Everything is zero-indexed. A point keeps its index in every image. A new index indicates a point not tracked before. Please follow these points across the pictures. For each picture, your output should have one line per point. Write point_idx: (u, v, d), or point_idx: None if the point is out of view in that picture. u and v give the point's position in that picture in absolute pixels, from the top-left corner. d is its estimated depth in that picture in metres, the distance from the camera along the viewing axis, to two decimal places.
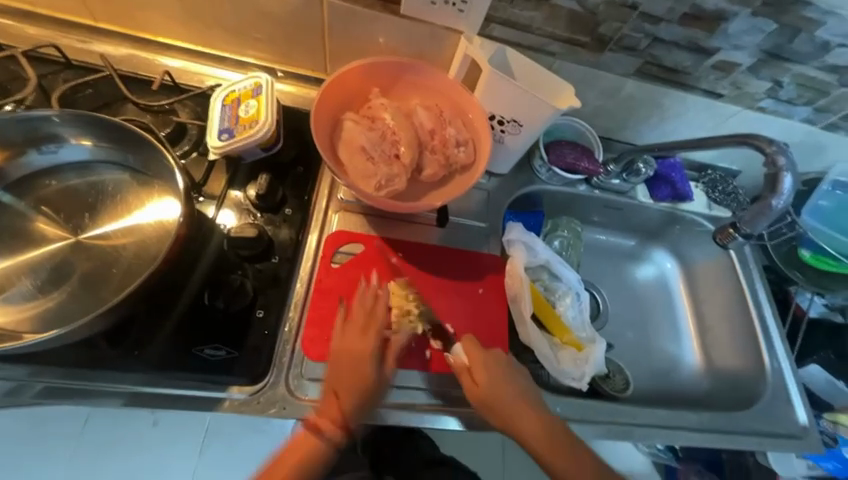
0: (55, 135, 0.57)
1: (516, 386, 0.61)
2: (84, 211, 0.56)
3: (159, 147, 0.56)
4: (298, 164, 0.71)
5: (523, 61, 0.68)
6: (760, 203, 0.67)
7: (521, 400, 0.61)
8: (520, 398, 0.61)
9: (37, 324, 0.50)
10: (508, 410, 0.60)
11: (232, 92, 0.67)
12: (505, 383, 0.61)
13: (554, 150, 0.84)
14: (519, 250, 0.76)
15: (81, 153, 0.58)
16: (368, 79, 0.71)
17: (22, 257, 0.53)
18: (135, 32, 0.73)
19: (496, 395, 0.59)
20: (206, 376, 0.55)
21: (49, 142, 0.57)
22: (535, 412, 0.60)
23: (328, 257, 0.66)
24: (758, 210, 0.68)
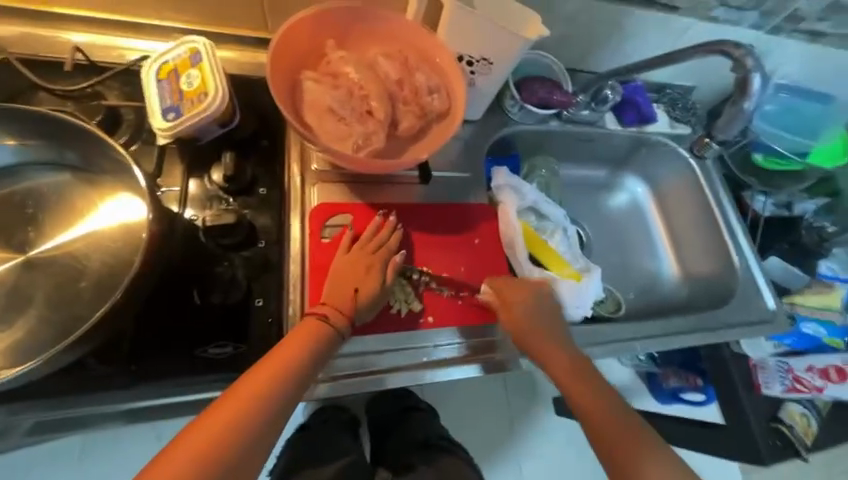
0: None
1: (549, 316, 0.66)
2: (25, 224, 0.48)
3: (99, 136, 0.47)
4: (261, 138, 0.64)
5: None
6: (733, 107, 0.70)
7: (549, 329, 0.65)
8: (545, 329, 0.64)
9: (1, 357, 0.43)
10: (537, 335, 0.63)
11: (165, 64, 0.58)
12: (537, 306, 0.66)
13: (524, 87, 0.81)
14: (508, 194, 0.78)
15: (8, 155, 0.49)
16: (321, 31, 0.64)
17: None
18: (23, 4, 0.60)
19: (532, 316, 0.64)
20: (219, 378, 0.51)
21: None
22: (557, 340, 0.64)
23: (317, 232, 0.61)
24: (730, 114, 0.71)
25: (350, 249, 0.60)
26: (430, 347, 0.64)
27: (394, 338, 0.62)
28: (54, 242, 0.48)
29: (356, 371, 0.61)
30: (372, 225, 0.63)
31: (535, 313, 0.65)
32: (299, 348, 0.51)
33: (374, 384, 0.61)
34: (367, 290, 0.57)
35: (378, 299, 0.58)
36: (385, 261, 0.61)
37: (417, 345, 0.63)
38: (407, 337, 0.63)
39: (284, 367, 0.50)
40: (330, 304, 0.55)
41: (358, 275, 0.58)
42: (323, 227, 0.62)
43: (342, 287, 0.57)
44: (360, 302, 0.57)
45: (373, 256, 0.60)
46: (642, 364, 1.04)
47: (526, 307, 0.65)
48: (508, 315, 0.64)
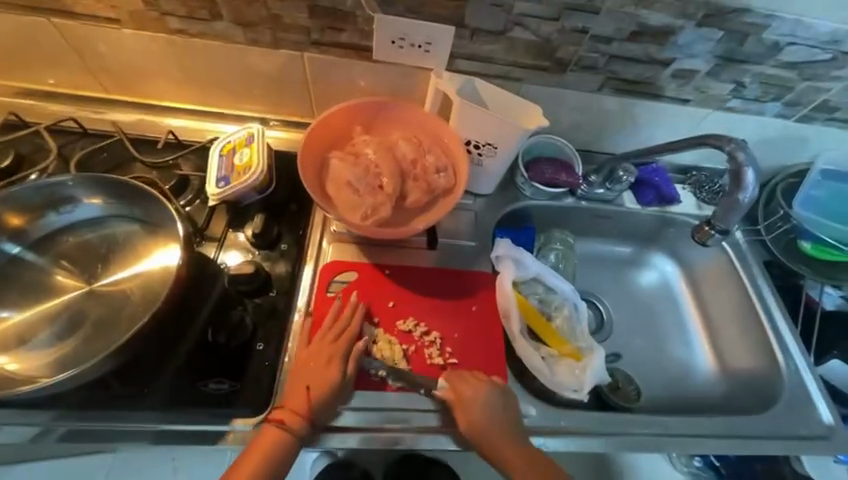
0: (70, 197, 0.63)
1: (511, 403, 0.64)
2: (97, 262, 0.62)
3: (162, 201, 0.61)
4: (292, 202, 0.76)
5: (491, 88, 0.73)
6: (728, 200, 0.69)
7: (505, 431, 0.61)
8: (505, 429, 0.61)
9: (51, 368, 0.54)
10: (493, 442, 0.60)
11: (228, 143, 0.74)
12: (491, 406, 0.62)
13: (533, 168, 0.87)
14: (508, 266, 0.79)
15: (93, 210, 0.64)
16: (351, 119, 0.77)
17: (42, 307, 0.58)
18: (142, 99, 0.81)
19: (491, 408, 0.62)
20: (213, 410, 0.58)
21: (66, 204, 0.64)
22: (518, 442, 0.61)
23: (324, 287, 0.69)
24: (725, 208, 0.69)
25: (312, 340, 0.64)
26: (421, 411, 0.64)
27: (383, 396, 0.64)
28: (115, 277, 0.60)
29: (363, 425, 0.62)
30: (333, 309, 0.67)
31: (491, 411, 0.61)
32: (258, 459, 0.54)
33: (374, 442, 0.61)
34: (326, 386, 0.59)
35: (339, 391, 0.60)
36: (346, 350, 0.63)
37: (404, 409, 0.63)
38: (393, 398, 0.64)
39: (244, 477, 0.54)
40: (288, 410, 0.57)
41: (317, 370, 0.60)
42: (331, 282, 0.71)
43: (298, 386, 0.59)
44: (315, 398, 0.58)
45: (334, 347, 0.62)
46: (700, 472, 0.89)
47: (480, 400, 0.62)
48: (464, 413, 0.61)
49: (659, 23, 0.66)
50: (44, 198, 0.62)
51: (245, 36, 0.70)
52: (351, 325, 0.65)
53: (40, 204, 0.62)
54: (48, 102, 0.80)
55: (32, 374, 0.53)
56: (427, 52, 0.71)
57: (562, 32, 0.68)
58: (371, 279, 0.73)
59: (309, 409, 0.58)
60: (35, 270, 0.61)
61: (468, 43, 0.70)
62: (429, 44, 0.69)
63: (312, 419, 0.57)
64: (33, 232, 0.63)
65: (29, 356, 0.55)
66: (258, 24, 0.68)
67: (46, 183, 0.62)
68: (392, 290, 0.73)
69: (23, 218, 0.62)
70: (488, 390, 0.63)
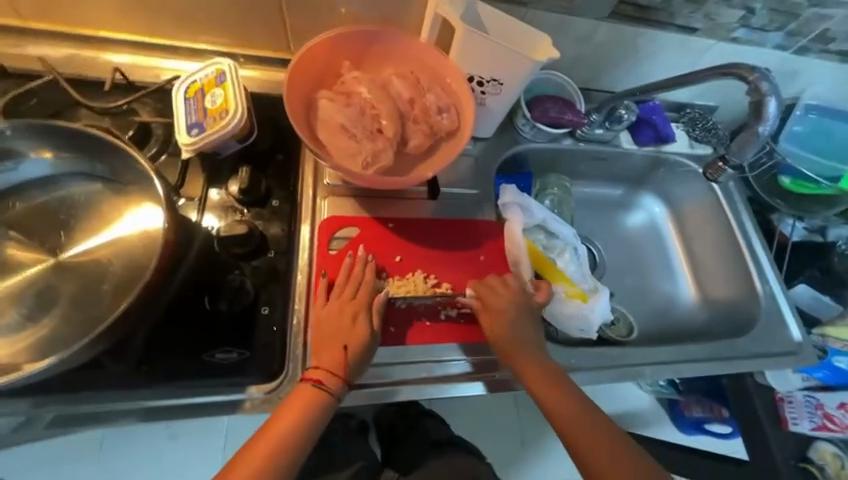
0: (11, 151, 0.52)
1: (529, 334, 0.65)
2: (58, 229, 0.53)
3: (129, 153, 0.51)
4: (277, 152, 0.68)
5: (496, 13, 0.65)
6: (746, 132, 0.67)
7: (531, 342, 0.64)
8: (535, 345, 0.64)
9: (26, 352, 0.47)
10: (521, 356, 0.63)
11: (193, 83, 0.62)
12: (519, 322, 0.65)
13: (535, 106, 0.82)
14: (515, 213, 0.77)
15: (41, 168, 0.54)
16: (337, 51, 0.67)
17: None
18: (71, 28, 0.66)
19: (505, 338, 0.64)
20: (223, 381, 0.54)
21: (5, 158, 0.53)
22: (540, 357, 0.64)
23: (325, 244, 0.65)
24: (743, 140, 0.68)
25: (331, 297, 0.60)
26: (435, 362, 0.64)
27: (396, 351, 0.63)
28: (84, 246, 0.52)
29: (375, 379, 0.62)
30: (345, 265, 0.63)
31: (519, 328, 0.64)
32: (300, 416, 0.53)
33: (385, 396, 0.61)
34: (356, 343, 0.57)
35: (369, 346, 0.58)
36: (368, 304, 0.60)
37: (420, 359, 0.64)
38: (410, 351, 0.64)
39: (287, 421, 0.53)
40: (323, 369, 0.55)
41: (344, 329, 0.57)
42: (331, 240, 0.66)
43: (329, 347, 0.57)
44: (350, 356, 0.56)
45: (356, 303, 0.59)
46: (663, 389, 0.97)
47: (507, 317, 0.64)
48: (492, 321, 0.64)
49: None
50: None
51: None
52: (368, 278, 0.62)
53: None
54: None
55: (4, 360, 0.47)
56: None
57: None
58: (376, 231, 0.69)
59: (345, 366, 0.56)
60: None
61: None
62: None
63: (348, 377, 0.56)
64: None
65: None
66: None
67: None
68: (397, 244, 0.69)
69: None
70: (515, 304, 0.66)
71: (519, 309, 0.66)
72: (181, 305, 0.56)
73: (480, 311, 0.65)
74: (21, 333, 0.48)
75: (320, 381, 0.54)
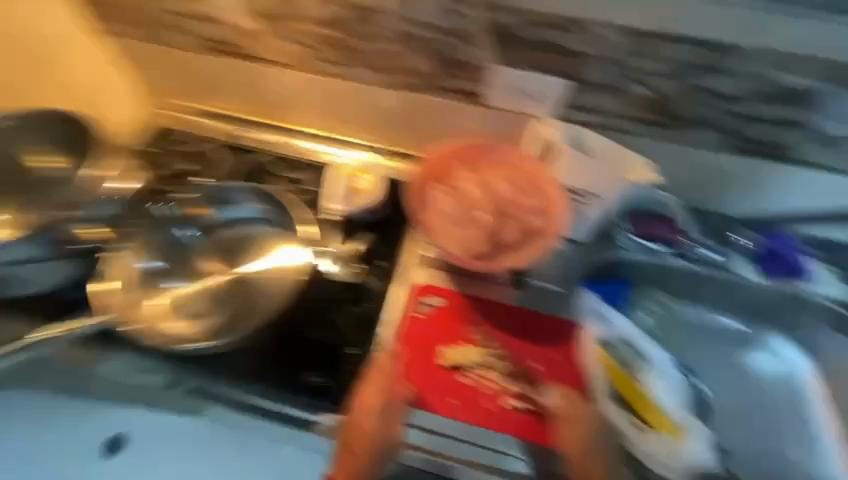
0: (233, 199, 0.79)
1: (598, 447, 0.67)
2: (246, 253, 0.77)
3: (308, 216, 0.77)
4: (390, 225, 0.82)
5: (598, 138, 0.73)
6: None
7: (598, 448, 0.67)
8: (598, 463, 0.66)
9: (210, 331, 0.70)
10: (576, 452, 0.66)
11: (345, 168, 0.84)
12: (584, 428, 0.67)
13: (639, 221, 0.83)
14: (591, 322, 0.74)
15: (243, 210, 0.79)
16: (454, 155, 0.81)
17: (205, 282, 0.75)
18: (274, 120, 0.91)
19: (564, 438, 0.66)
20: (309, 400, 0.66)
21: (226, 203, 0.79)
22: (600, 459, 0.66)
23: (410, 309, 0.75)
24: None
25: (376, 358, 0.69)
26: (475, 443, 0.67)
27: (451, 424, 0.68)
28: (258, 271, 0.75)
29: (416, 439, 0.67)
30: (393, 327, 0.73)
31: (585, 432, 0.67)
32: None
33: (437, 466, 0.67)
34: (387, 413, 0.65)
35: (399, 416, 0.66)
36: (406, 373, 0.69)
37: (471, 438, 0.68)
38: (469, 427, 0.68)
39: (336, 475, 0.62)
40: (355, 438, 0.63)
41: (376, 394, 0.65)
42: (417, 303, 0.76)
43: (366, 411, 0.64)
44: (376, 425, 0.63)
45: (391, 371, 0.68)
46: None
47: (579, 429, 0.67)
48: (563, 432, 0.67)
49: (793, 84, 0.62)
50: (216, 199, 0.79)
51: (376, 77, 0.77)
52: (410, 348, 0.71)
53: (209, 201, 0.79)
54: (201, 118, 0.93)
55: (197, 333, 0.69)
56: (539, 101, 0.73)
57: (683, 90, 0.66)
58: (457, 309, 0.77)
59: (373, 436, 0.63)
60: (198, 250, 0.77)
61: (581, 94, 0.70)
62: (541, 94, 0.71)
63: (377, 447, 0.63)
64: (195, 220, 0.78)
65: (196, 318, 0.71)
66: (395, 72, 0.76)
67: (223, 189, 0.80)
68: (475, 324, 0.76)
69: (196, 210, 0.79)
70: (583, 416, 0.68)
71: (584, 414, 0.68)
72: (293, 329, 0.72)
73: (553, 416, 0.68)
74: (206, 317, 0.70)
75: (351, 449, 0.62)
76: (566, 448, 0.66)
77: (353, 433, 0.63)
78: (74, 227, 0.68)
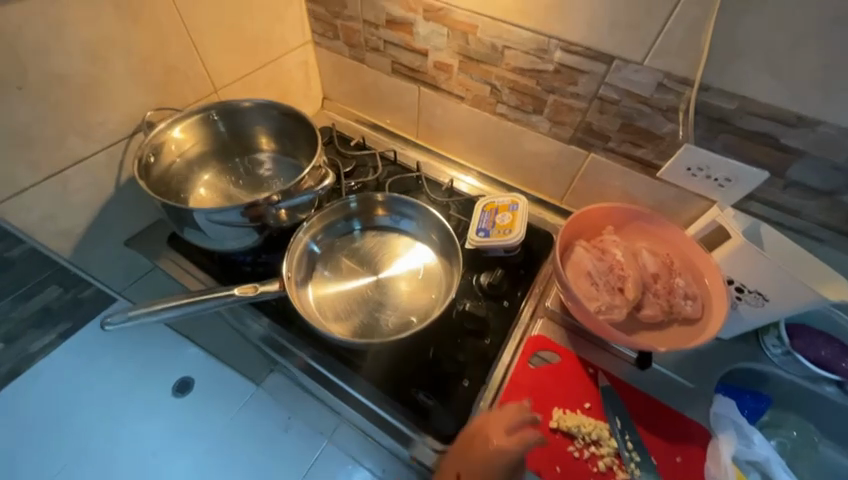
0: (392, 207, 0.84)
1: None
2: (386, 259, 0.81)
3: (453, 237, 0.78)
4: (521, 267, 0.84)
5: (780, 240, 0.68)
6: None
7: None
8: None
9: (343, 325, 0.72)
10: None
11: (492, 203, 0.87)
12: None
13: (801, 336, 0.74)
14: (727, 431, 0.68)
15: (397, 220, 0.85)
16: (605, 218, 0.82)
17: (346, 276, 0.78)
18: (436, 148, 1.03)
19: None
20: (414, 417, 0.67)
21: (385, 209, 0.85)
22: None
23: (527, 356, 0.75)
24: None
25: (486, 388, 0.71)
26: None
27: None
28: (399, 279, 0.78)
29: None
30: (506, 364, 0.74)
31: None
32: None
33: None
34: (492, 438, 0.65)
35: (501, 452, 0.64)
36: None
37: None
38: None
39: None
40: None
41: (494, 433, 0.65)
42: (533, 353, 0.75)
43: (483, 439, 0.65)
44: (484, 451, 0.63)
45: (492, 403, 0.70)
46: None
47: None
48: None
49: None
50: (379, 202, 0.84)
51: (549, 128, 0.82)
52: (517, 386, 0.71)
53: (372, 204, 0.84)
54: (375, 131, 1.09)
55: (331, 322, 0.72)
56: (720, 187, 0.70)
57: None
58: (574, 371, 0.74)
59: None
60: (347, 243, 0.83)
61: (777, 191, 0.66)
62: (728, 180, 0.68)
63: None
64: (353, 217, 0.84)
65: (332, 306, 0.74)
66: (568, 125, 0.79)
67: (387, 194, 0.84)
68: (590, 391, 0.72)
69: (359, 208, 0.84)
70: None
71: None
72: (415, 346, 0.74)
73: None
74: (345, 312, 0.73)
75: None
76: None
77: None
78: (278, 210, 0.70)
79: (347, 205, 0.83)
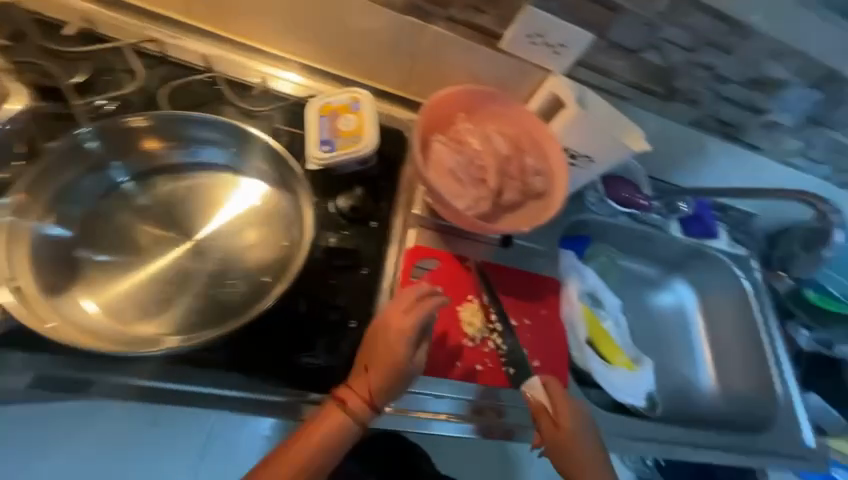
0: (182, 137, 0.65)
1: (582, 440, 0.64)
2: (194, 207, 0.65)
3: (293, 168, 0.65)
4: (382, 178, 0.72)
5: (598, 101, 0.73)
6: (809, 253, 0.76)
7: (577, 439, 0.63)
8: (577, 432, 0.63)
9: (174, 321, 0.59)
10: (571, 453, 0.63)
11: (326, 104, 0.68)
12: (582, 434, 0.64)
13: (611, 185, 0.89)
14: (572, 277, 0.85)
15: (200, 152, 0.67)
16: (456, 104, 0.74)
17: (151, 248, 0.62)
18: (225, 32, 0.71)
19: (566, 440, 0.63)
20: (303, 383, 0.57)
21: (174, 142, 0.66)
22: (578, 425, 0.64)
23: (409, 271, 0.69)
24: None
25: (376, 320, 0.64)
26: (474, 402, 0.67)
27: (451, 385, 0.67)
28: (236, 234, 0.65)
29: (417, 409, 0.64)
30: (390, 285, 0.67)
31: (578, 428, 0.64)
32: (318, 453, 0.54)
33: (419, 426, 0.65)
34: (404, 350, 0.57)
35: (406, 375, 0.57)
36: None
37: (475, 402, 0.67)
38: (466, 387, 0.67)
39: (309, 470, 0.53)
40: (350, 391, 0.56)
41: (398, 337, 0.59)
42: (415, 266, 0.70)
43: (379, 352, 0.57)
44: (376, 380, 0.56)
45: None
46: (646, 468, 1.00)
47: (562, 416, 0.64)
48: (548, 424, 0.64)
49: (777, 75, 0.70)
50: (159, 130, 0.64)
51: None
52: None
53: (151, 137, 0.64)
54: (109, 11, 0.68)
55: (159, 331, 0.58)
56: (556, 53, 0.69)
57: (689, 64, 0.69)
58: (455, 270, 0.73)
59: (372, 394, 0.56)
60: (132, 203, 0.64)
61: (598, 53, 0.69)
62: (563, 46, 0.67)
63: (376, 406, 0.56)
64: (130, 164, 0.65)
65: (148, 302, 0.60)
66: None
67: (164, 117, 0.63)
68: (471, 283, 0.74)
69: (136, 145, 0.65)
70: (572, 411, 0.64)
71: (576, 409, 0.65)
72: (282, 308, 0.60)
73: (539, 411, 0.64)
74: (170, 306, 0.60)
75: (345, 403, 0.55)
76: (560, 444, 0.63)
77: (350, 386, 0.56)
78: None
79: (115, 149, 0.64)
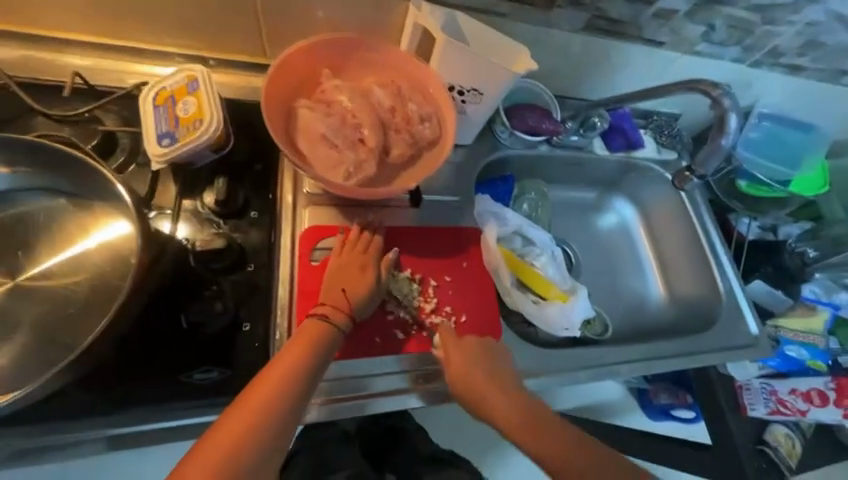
0: None
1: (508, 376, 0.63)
2: (17, 249, 0.56)
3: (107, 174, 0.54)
4: (255, 161, 0.66)
5: (474, 24, 0.66)
6: (711, 144, 0.77)
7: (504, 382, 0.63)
8: (494, 377, 0.63)
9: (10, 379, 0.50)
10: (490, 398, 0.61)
11: (163, 90, 0.60)
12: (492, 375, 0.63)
13: (515, 115, 0.84)
14: (488, 220, 0.80)
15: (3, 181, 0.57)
16: (317, 59, 0.66)
17: None
18: (21, 28, 0.63)
19: (472, 384, 0.62)
20: (200, 400, 0.54)
21: None
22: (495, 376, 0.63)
23: (307, 256, 0.63)
24: (710, 150, 0.78)
25: (277, 317, 0.59)
26: (403, 373, 0.65)
27: (375, 362, 0.64)
28: (76, 264, 0.56)
29: (346, 394, 0.62)
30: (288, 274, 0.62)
31: (487, 373, 0.63)
32: (274, 393, 0.51)
33: (351, 410, 0.62)
34: (359, 290, 0.60)
35: (374, 294, 0.61)
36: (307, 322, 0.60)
37: (404, 372, 0.65)
38: (391, 360, 0.65)
39: (267, 410, 0.50)
40: (328, 306, 0.58)
41: (353, 276, 0.61)
42: (312, 249, 0.64)
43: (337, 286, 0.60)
44: (354, 298, 0.59)
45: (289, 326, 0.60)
46: (633, 380, 0.95)
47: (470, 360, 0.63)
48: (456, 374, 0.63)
49: None
50: None
51: None
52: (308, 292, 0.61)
53: None
54: None
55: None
56: None
57: None
58: None
59: (349, 305, 0.59)
60: None
61: None
62: None
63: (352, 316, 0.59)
64: None
65: None
66: None
67: None
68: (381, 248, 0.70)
69: None
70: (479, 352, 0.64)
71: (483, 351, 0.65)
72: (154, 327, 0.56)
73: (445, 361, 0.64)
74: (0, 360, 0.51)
75: (327, 317, 0.57)
76: (473, 390, 0.62)
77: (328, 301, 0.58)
78: None
79: None
